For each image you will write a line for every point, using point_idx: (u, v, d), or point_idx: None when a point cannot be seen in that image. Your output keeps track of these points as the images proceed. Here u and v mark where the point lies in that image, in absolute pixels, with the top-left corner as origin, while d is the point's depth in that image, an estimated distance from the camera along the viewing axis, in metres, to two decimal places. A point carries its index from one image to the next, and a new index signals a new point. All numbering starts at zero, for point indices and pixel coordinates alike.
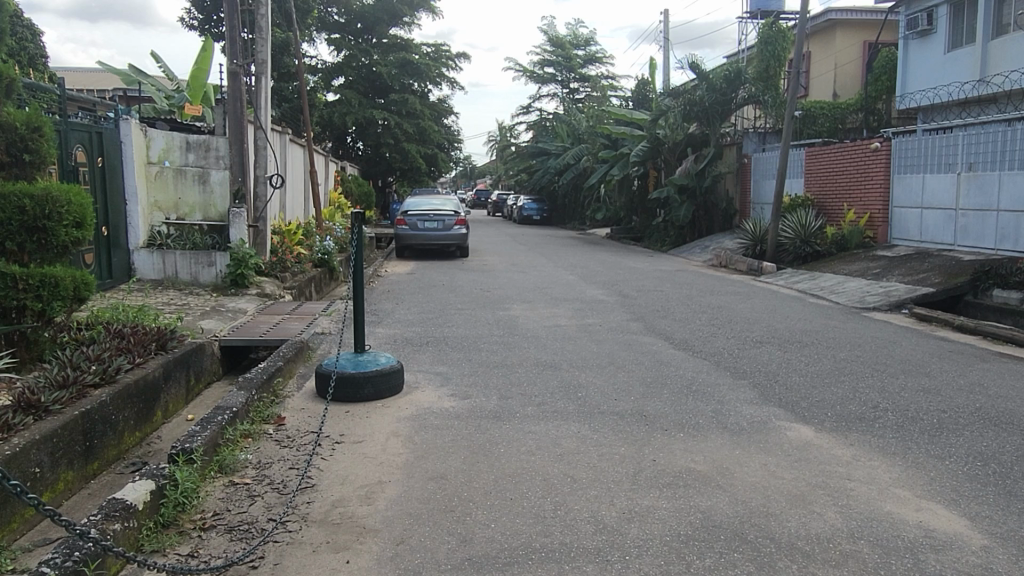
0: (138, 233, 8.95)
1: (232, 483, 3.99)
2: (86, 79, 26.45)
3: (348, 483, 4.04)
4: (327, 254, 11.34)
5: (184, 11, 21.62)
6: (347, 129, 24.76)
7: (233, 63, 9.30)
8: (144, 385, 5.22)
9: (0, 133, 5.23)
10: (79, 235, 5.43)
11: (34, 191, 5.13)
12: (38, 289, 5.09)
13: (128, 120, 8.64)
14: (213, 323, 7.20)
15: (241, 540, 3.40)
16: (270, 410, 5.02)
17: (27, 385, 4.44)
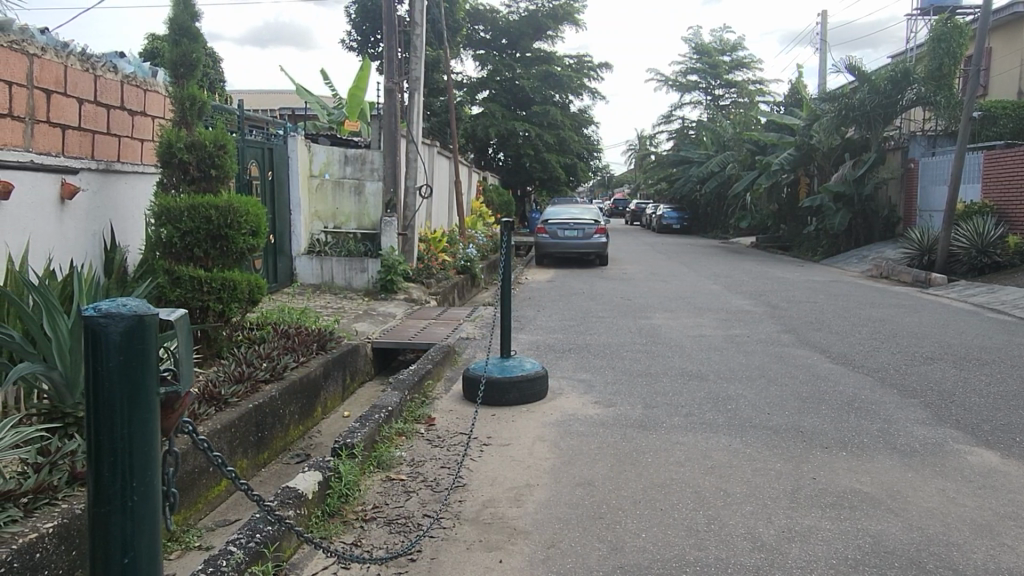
0: (300, 241, 9.63)
1: (389, 478, 4.18)
2: (258, 100, 28.89)
3: (497, 484, 4.12)
4: (469, 262, 11.69)
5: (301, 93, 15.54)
6: (489, 141, 25.37)
7: (389, 81, 9.77)
8: (307, 382, 5.60)
9: (192, 151, 5.82)
10: (255, 242, 5.89)
11: (219, 203, 5.67)
12: (219, 291, 5.63)
13: (295, 136, 9.34)
14: (367, 326, 7.61)
15: (400, 534, 3.56)
16: (421, 410, 5.22)
17: (209, 379, 4.90)
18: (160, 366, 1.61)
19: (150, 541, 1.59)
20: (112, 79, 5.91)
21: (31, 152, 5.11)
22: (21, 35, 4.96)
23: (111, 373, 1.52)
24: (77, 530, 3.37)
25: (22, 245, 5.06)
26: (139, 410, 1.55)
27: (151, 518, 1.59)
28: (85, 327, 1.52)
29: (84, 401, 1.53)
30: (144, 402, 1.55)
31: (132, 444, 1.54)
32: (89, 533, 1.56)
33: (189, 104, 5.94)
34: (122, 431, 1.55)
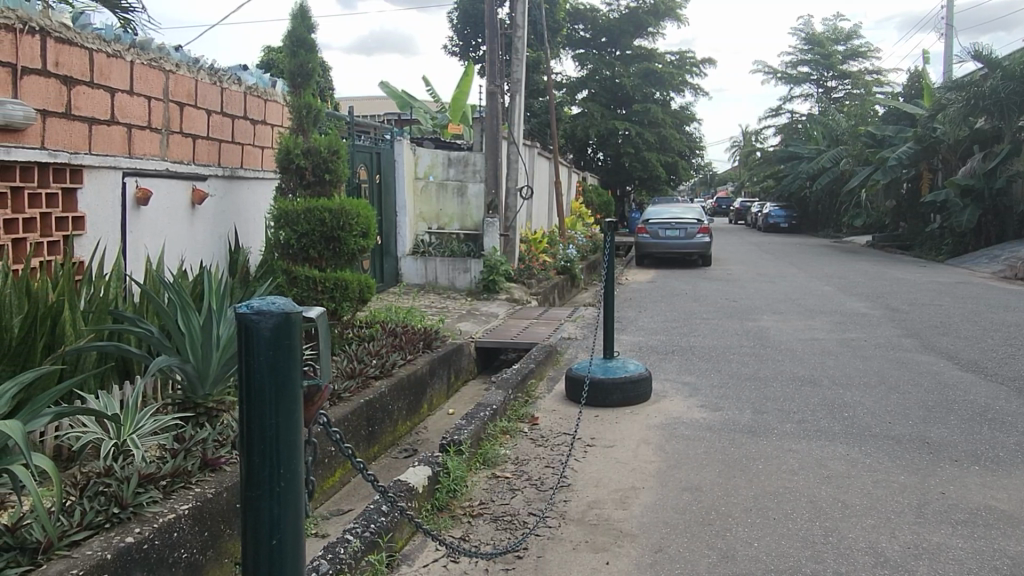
0: (406, 242, 9.94)
1: (494, 475, 4.24)
2: (366, 107, 30.05)
3: (603, 485, 4.10)
4: (570, 262, 11.71)
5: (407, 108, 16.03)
6: (589, 141, 25.28)
7: (492, 84, 9.90)
8: (415, 379, 5.78)
9: (309, 157, 6.12)
10: (365, 243, 6.12)
11: (332, 206, 5.92)
12: (332, 291, 5.89)
13: (401, 140, 9.64)
14: (470, 325, 7.76)
15: (507, 530, 3.60)
16: (525, 409, 5.26)
17: None
18: (304, 362, 1.71)
19: (295, 527, 1.69)
20: (237, 90, 6.30)
21: (167, 161, 5.51)
22: (158, 53, 5.37)
23: (261, 367, 1.62)
24: (210, 513, 3.61)
25: (158, 247, 5.47)
26: (285, 402, 1.64)
27: (295, 505, 1.68)
28: (239, 324, 1.63)
29: (238, 393, 1.64)
30: (290, 395, 1.65)
31: (279, 435, 1.63)
32: (243, 516, 1.67)
33: (305, 112, 6.25)
34: (271, 422, 1.65)
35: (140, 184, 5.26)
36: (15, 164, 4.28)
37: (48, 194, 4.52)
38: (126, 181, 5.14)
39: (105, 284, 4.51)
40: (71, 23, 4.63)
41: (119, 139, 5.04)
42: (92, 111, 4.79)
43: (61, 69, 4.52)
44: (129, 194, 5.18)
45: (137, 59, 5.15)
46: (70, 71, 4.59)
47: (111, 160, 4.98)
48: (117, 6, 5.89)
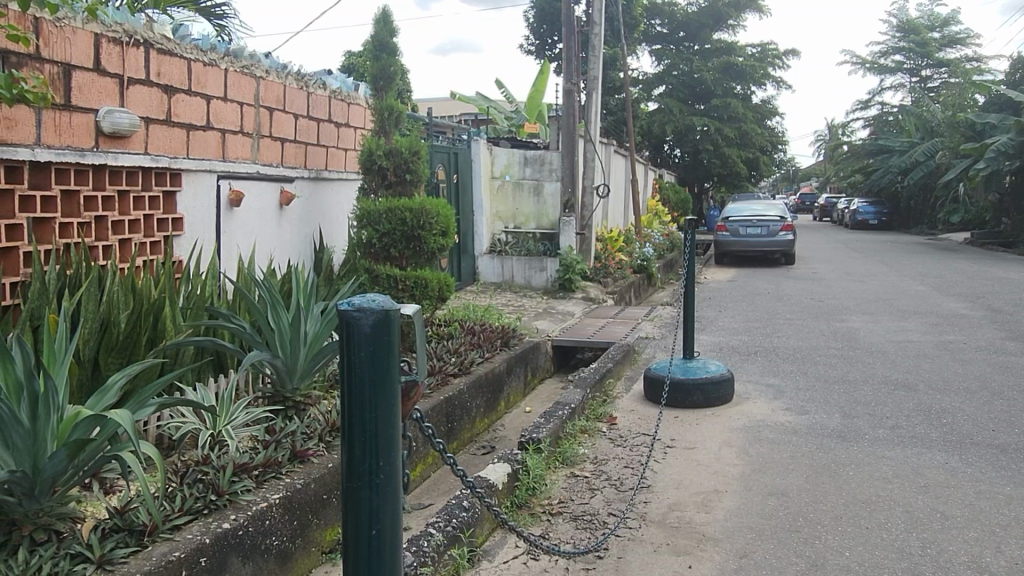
0: (482, 241, 10.04)
1: (573, 474, 4.24)
2: (444, 108, 30.51)
3: (684, 488, 4.03)
4: (647, 261, 11.57)
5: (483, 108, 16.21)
6: (666, 138, 24.89)
7: (569, 82, 9.87)
8: (493, 377, 5.83)
9: (391, 158, 6.26)
10: (444, 242, 6.22)
11: (413, 206, 6.05)
12: (413, 288, 6.00)
13: (478, 140, 9.74)
14: (547, 324, 7.77)
15: (587, 530, 3.59)
16: (603, 408, 5.23)
17: None
18: (401, 358, 1.75)
19: (393, 518, 1.74)
20: (322, 94, 6.50)
21: (257, 164, 5.75)
22: (250, 60, 5.59)
23: (361, 362, 1.67)
24: (299, 503, 3.75)
25: (250, 247, 5.71)
26: (383, 396, 1.69)
27: (394, 497, 1.73)
28: (341, 319, 1.68)
29: (340, 387, 1.70)
30: (389, 390, 1.70)
31: (378, 428, 1.68)
32: (345, 505, 1.73)
33: (387, 114, 6.39)
34: (370, 415, 1.70)
35: (233, 187, 5.51)
36: (121, 169, 4.54)
37: (150, 197, 4.78)
38: (221, 184, 5.39)
39: (202, 282, 4.74)
40: (171, 34, 4.88)
41: (213, 144, 5.28)
42: (190, 117, 5.03)
43: (162, 78, 4.78)
44: (224, 196, 5.42)
45: (230, 67, 5.39)
46: (170, 81, 4.84)
47: (207, 164, 5.22)
48: (212, 16, 6.17)
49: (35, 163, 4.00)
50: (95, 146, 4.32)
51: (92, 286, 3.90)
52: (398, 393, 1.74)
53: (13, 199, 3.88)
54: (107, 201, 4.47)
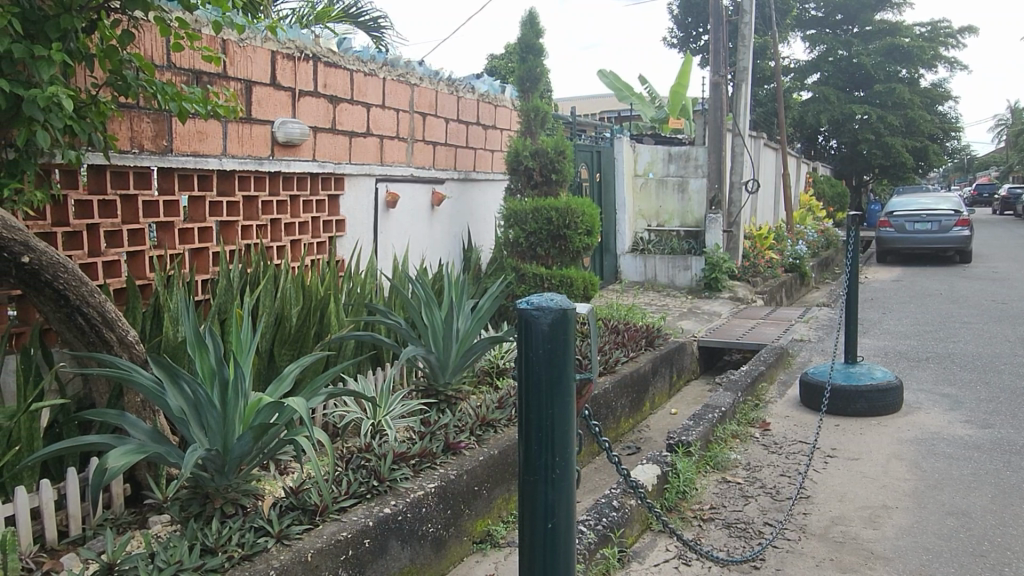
0: (625, 239, 9.96)
1: (725, 479, 4.10)
2: (585, 106, 30.48)
3: (848, 501, 3.79)
4: (799, 260, 11.00)
5: (627, 105, 16.09)
6: (820, 128, 23.49)
7: (716, 74, 9.55)
8: (638, 377, 5.76)
9: (537, 158, 6.35)
10: (589, 242, 6.23)
11: (559, 205, 6.08)
12: (558, 287, 6.04)
13: (621, 138, 9.66)
14: (692, 324, 7.58)
15: (741, 538, 3.46)
16: (755, 413, 5.03)
17: None
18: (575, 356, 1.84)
19: (567, 511, 1.83)
20: (471, 98, 6.71)
21: (412, 167, 6.02)
22: (406, 68, 5.87)
23: (538, 359, 1.77)
24: (452, 493, 3.90)
25: (404, 246, 5.99)
26: (559, 393, 1.78)
27: (568, 491, 1.83)
28: (520, 317, 1.79)
29: (518, 382, 1.81)
30: (564, 386, 1.79)
31: (555, 426, 1.77)
32: (523, 497, 1.85)
33: (533, 115, 6.49)
34: (546, 411, 1.80)
35: (389, 189, 5.80)
36: (293, 175, 4.92)
37: (317, 201, 5.15)
38: (378, 187, 5.70)
39: (362, 279, 5.03)
40: (336, 47, 5.21)
41: (373, 149, 5.59)
42: (352, 125, 5.36)
43: (328, 89, 5.12)
44: (381, 198, 5.73)
45: (388, 75, 5.68)
46: (335, 92, 5.17)
47: (366, 169, 5.54)
48: (371, 28, 6.54)
49: (222, 171, 4.42)
50: (270, 155, 4.70)
51: (268, 283, 4.26)
52: (573, 390, 1.83)
53: (204, 205, 4.30)
54: (281, 205, 4.86)
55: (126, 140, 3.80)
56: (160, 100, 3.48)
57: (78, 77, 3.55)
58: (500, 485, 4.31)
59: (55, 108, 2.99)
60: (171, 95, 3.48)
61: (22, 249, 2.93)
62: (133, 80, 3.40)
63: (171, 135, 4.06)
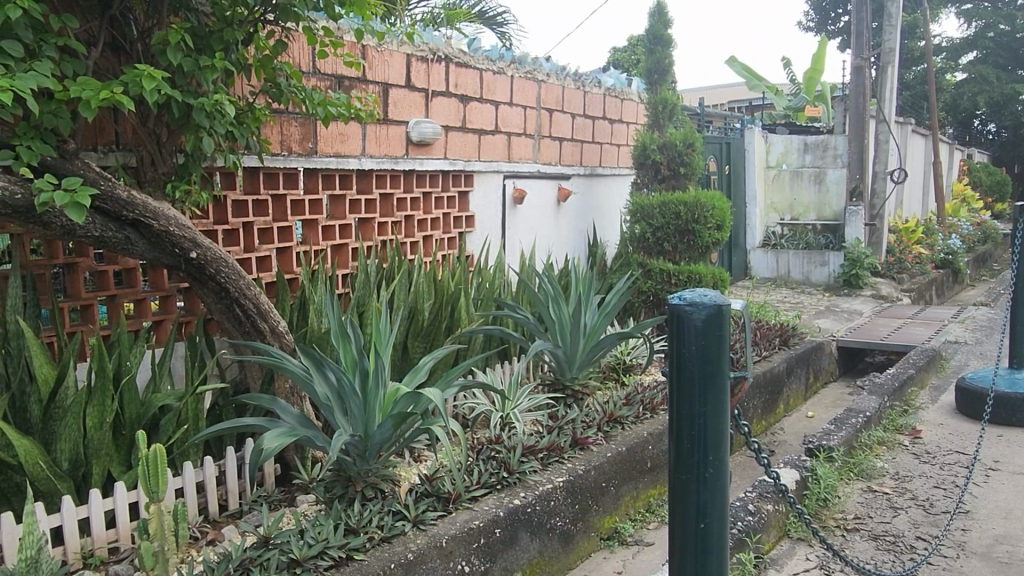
0: (755, 234, 9.59)
1: (871, 488, 3.86)
2: (713, 95, 29.54)
3: (1014, 518, 3.46)
4: (952, 255, 10.16)
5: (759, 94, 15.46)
6: (977, 111, 21.57)
7: (857, 57, 8.97)
8: (772, 378, 5.51)
9: (665, 151, 6.24)
10: (720, 236, 6.03)
11: (687, 199, 5.95)
12: (686, 283, 5.88)
13: (752, 128, 9.28)
14: (831, 323, 7.19)
15: (890, 552, 3.24)
16: (904, 419, 4.71)
17: None
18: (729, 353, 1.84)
19: (718, 508, 1.86)
20: (596, 92, 6.68)
21: (538, 163, 6.07)
22: (533, 65, 5.92)
23: (691, 358, 1.78)
24: (581, 487, 3.90)
25: (531, 242, 6.05)
26: (712, 392, 1.80)
27: (720, 488, 1.85)
28: (672, 312, 1.81)
29: (670, 377, 1.84)
30: (718, 383, 1.80)
31: (707, 423, 1.79)
32: (673, 492, 1.89)
33: (661, 108, 6.37)
34: (699, 408, 1.81)
35: (516, 186, 5.88)
36: (426, 173, 5.09)
37: (448, 197, 5.30)
38: (506, 183, 5.79)
39: (490, 274, 5.13)
40: (467, 48, 5.33)
41: (501, 147, 5.69)
42: (481, 123, 5.47)
43: (459, 89, 5.25)
44: (508, 194, 5.82)
45: (516, 73, 5.75)
46: (465, 91, 5.30)
47: (495, 165, 5.64)
48: (496, 23, 6.64)
49: (361, 171, 4.63)
50: (405, 154, 4.88)
51: (403, 278, 4.42)
52: (726, 386, 1.83)
53: (344, 203, 4.52)
54: (414, 202, 5.04)
55: (278, 144, 4.06)
56: (309, 105, 3.70)
57: (237, 86, 3.82)
58: (627, 482, 4.27)
59: (219, 114, 3.24)
60: (319, 100, 3.71)
61: (191, 245, 3.17)
62: (285, 88, 3.63)
63: (316, 138, 4.29)
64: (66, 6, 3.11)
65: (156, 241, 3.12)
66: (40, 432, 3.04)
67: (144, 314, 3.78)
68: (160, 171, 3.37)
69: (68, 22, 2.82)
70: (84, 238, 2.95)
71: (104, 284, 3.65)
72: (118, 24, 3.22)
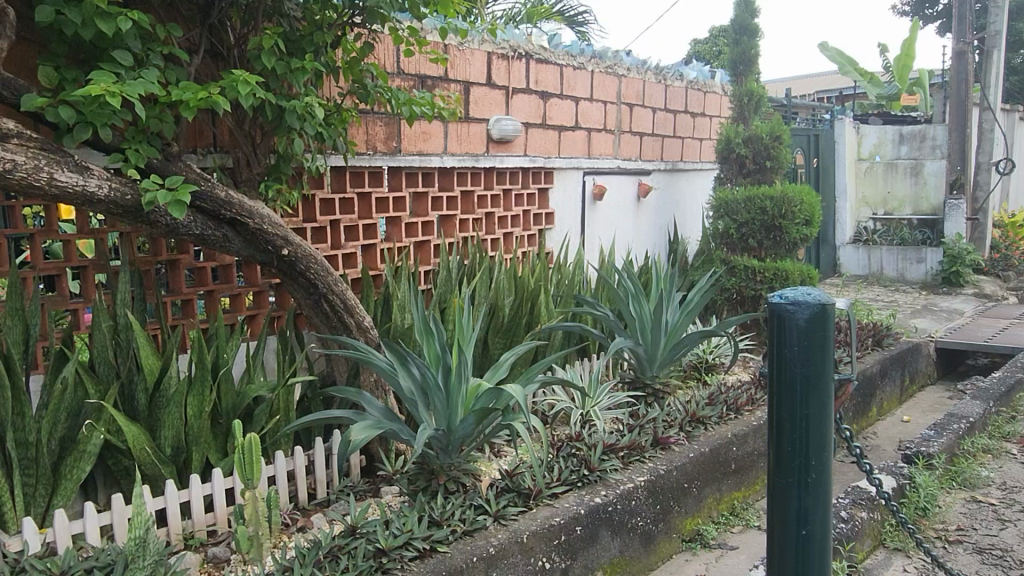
0: (846, 230, 9.23)
1: (975, 499, 3.64)
2: (801, 84, 28.47)
3: None
4: None
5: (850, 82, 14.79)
6: None
7: (960, 41, 8.44)
8: (864, 380, 5.28)
9: (750, 145, 6.07)
10: (808, 232, 5.82)
11: (774, 194, 5.77)
12: (772, 280, 5.69)
13: (843, 119, 8.90)
14: (928, 322, 6.82)
15: (997, 568, 3.05)
16: (1011, 427, 4.44)
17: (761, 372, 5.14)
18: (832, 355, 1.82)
19: (820, 513, 1.85)
20: (678, 86, 6.56)
21: (618, 158, 6.01)
22: (614, 60, 5.86)
23: (793, 359, 1.78)
24: (663, 487, 3.84)
25: (610, 239, 5.99)
26: (814, 395, 1.79)
27: (822, 493, 1.84)
28: (772, 312, 1.81)
29: (769, 379, 1.84)
30: (819, 385, 1.79)
31: (808, 426, 1.79)
32: (772, 496, 1.90)
33: (747, 100, 6.18)
34: (799, 411, 1.81)
35: (596, 182, 5.83)
36: (506, 170, 5.11)
37: (528, 194, 5.31)
38: (585, 179, 5.75)
39: (570, 271, 5.10)
40: (547, 44, 5.32)
41: (581, 143, 5.65)
42: (561, 119, 5.46)
43: (540, 85, 5.25)
44: (588, 190, 5.78)
45: (596, 68, 5.71)
46: (545, 88, 5.30)
47: (575, 162, 5.61)
48: (575, 23, 6.62)
49: (443, 169, 4.69)
50: (485, 151, 4.91)
51: (484, 274, 4.45)
52: (830, 389, 1.82)
53: (426, 200, 4.60)
54: (495, 198, 5.07)
55: (364, 143, 4.16)
56: (394, 104, 3.78)
57: (326, 88, 3.93)
58: (710, 483, 4.18)
59: (309, 116, 3.34)
60: (404, 100, 3.78)
61: (283, 243, 3.29)
62: (371, 88, 3.71)
63: (400, 137, 4.37)
64: (169, 15, 3.27)
65: (251, 239, 3.26)
66: (145, 419, 3.22)
67: (239, 309, 3.96)
68: (255, 172, 3.51)
69: (172, 30, 2.96)
70: (186, 236, 3.10)
71: (203, 280, 3.84)
72: (216, 31, 3.36)
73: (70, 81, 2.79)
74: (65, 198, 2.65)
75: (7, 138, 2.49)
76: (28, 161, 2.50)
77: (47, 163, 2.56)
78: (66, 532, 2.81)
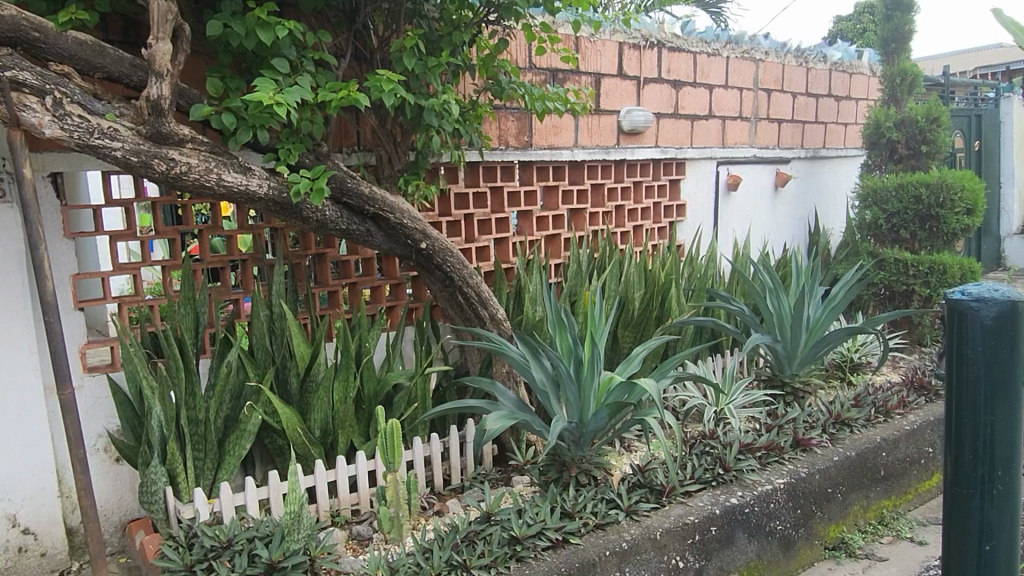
0: (1013, 219, 8.40)
1: None
2: (959, 61, 26.15)
3: None
4: None
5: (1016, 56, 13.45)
6: None
7: None
8: None
9: (903, 128, 5.68)
10: (970, 222, 5.36)
11: (930, 180, 5.34)
12: (927, 275, 5.27)
13: (1011, 96, 8.08)
14: None
15: None
16: None
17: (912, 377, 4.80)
18: None
19: (1008, 527, 1.80)
20: (821, 68, 6.21)
21: (755, 147, 5.78)
22: (751, 45, 5.63)
23: (977, 360, 1.74)
24: (804, 491, 3.67)
25: (745, 230, 5.78)
26: (1002, 401, 1.74)
27: (1010, 507, 1.79)
28: (955, 310, 1.77)
29: (949, 381, 1.80)
30: (1009, 390, 1.73)
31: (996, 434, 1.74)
32: (952, 506, 1.86)
33: (899, 81, 5.75)
34: (985, 418, 1.76)
35: (731, 171, 5.63)
36: (637, 162, 5.04)
37: (659, 186, 5.21)
38: (719, 170, 5.56)
39: (703, 264, 4.96)
40: (680, 32, 5.19)
41: (715, 132, 5.48)
42: (695, 109, 5.31)
43: (672, 74, 5.13)
44: (722, 181, 5.58)
45: (732, 54, 5.51)
46: (678, 76, 5.17)
47: (709, 152, 5.44)
48: (710, 3, 6.40)
49: (574, 162, 4.69)
50: (616, 143, 4.86)
51: (615, 267, 4.41)
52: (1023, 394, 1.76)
53: (557, 193, 4.61)
54: (625, 191, 5.02)
55: (497, 139, 4.23)
56: (528, 100, 3.82)
57: (461, 86, 4.04)
58: (857, 490, 3.94)
59: (446, 114, 3.44)
60: (538, 95, 3.82)
61: (421, 236, 3.42)
62: (506, 84, 3.78)
63: (532, 131, 4.41)
64: (319, 22, 3.46)
65: (392, 233, 3.40)
66: (297, 402, 3.44)
67: (379, 300, 4.16)
68: (396, 168, 3.64)
69: (322, 37, 3.13)
70: (334, 231, 3.27)
71: (347, 272, 4.05)
72: (361, 35, 3.52)
73: (234, 89, 3.01)
74: (231, 197, 2.88)
75: (183, 142, 2.72)
76: (200, 163, 2.74)
77: (216, 165, 2.79)
78: (231, 503, 3.07)
